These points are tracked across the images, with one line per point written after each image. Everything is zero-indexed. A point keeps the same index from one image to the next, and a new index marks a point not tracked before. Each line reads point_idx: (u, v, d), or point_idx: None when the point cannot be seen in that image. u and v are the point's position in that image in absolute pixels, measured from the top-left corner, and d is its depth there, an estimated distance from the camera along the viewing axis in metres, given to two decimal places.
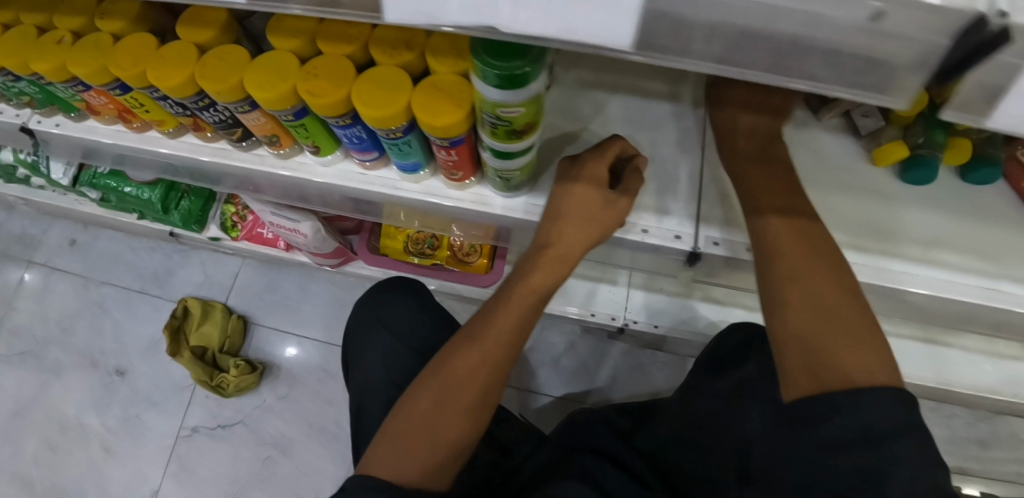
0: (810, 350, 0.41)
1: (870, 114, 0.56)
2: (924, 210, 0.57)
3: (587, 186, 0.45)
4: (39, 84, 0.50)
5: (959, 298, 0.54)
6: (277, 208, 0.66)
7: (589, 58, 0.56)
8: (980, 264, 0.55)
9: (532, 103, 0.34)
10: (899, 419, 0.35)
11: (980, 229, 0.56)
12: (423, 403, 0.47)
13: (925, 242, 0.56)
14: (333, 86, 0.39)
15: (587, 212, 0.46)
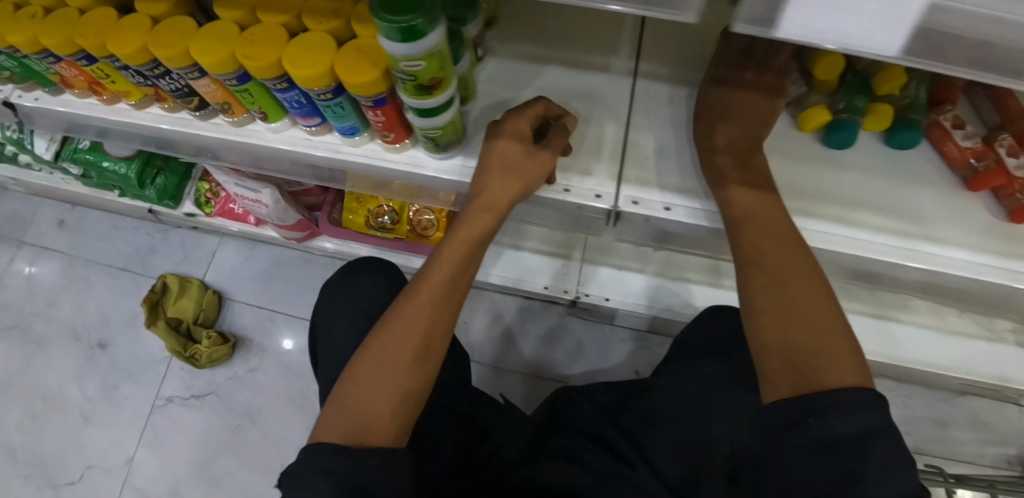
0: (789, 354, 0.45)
1: (794, 82, 0.61)
2: (845, 173, 0.61)
3: (509, 141, 0.50)
4: (16, 57, 0.54)
5: (869, 255, 0.57)
6: (241, 179, 0.71)
7: (524, 33, 0.61)
8: (900, 224, 0.59)
9: (434, 60, 0.39)
10: (867, 424, 0.39)
11: (889, 189, 0.60)
12: (377, 357, 0.50)
13: (849, 204, 0.60)
14: (267, 50, 0.43)
15: (511, 164, 0.50)
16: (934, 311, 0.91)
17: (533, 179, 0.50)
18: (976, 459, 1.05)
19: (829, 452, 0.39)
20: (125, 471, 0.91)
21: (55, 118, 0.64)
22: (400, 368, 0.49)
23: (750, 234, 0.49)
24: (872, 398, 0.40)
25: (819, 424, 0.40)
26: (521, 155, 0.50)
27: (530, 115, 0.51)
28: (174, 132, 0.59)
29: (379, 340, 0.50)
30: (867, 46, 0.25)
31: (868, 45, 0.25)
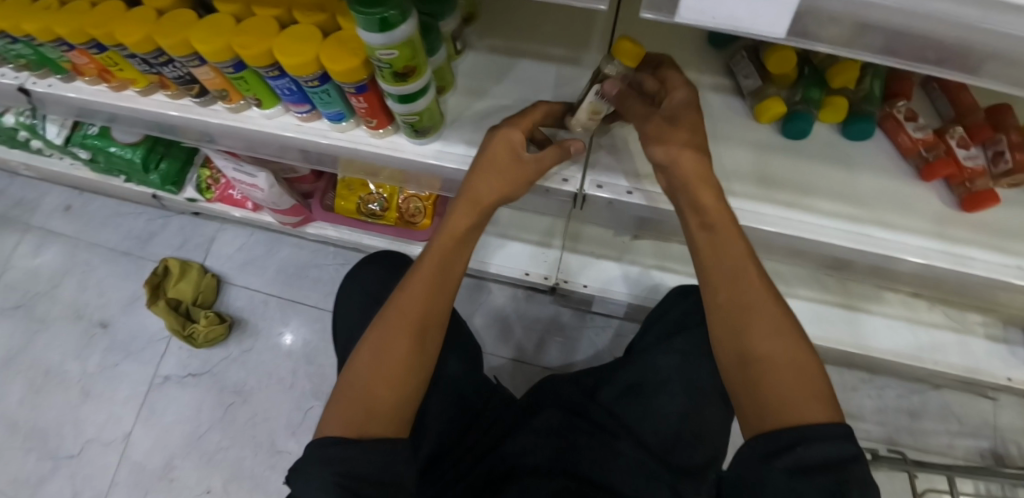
0: (762, 381, 0.47)
1: (750, 75, 0.64)
2: (797, 161, 0.65)
3: (502, 141, 0.50)
4: (32, 45, 0.59)
5: (823, 240, 0.61)
6: (240, 163, 0.76)
7: (500, 28, 0.65)
8: (848, 210, 0.62)
9: (407, 47, 0.43)
10: (844, 452, 0.42)
11: (838, 176, 0.64)
12: (375, 355, 0.51)
13: (802, 191, 0.63)
14: (259, 41, 0.48)
15: (503, 170, 0.51)
16: (904, 303, 0.94)
17: (520, 183, 0.52)
18: (947, 450, 1.08)
19: (815, 479, 0.41)
20: (122, 445, 0.95)
21: (67, 103, 0.69)
22: (398, 368, 0.51)
23: (720, 248, 0.50)
24: (844, 433, 0.43)
25: (805, 453, 0.42)
26: (513, 161, 0.51)
27: (524, 123, 0.52)
28: (177, 117, 0.64)
29: (377, 338, 0.52)
30: (757, 28, 0.30)
31: (756, 27, 0.30)
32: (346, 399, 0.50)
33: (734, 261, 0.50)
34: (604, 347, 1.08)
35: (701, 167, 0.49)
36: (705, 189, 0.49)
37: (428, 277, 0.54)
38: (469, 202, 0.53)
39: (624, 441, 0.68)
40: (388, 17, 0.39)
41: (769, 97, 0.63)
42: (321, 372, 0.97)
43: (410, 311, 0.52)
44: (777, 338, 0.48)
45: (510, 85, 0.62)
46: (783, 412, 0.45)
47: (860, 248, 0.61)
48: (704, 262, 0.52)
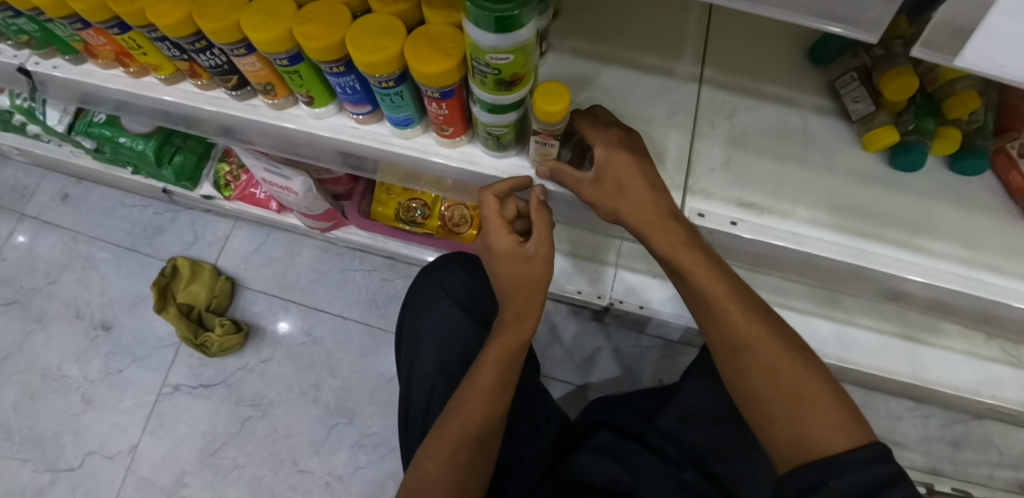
0: (780, 416, 0.43)
1: (861, 100, 0.56)
2: (906, 195, 0.58)
3: (499, 242, 0.50)
4: (38, 21, 0.50)
5: (927, 280, 0.53)
6: (271, 163, 0.67)
7: (583, 29, 0.58)
8: (954, 249, 0.56)
9: (521, 53, 0.35)
10: (881, 475, 0.38)
11: (936, 209, 0.58)
12: (429, 448, 0.50)
13: (909, 226, 0.56)
14: (327, 31, 0.39)
15: (518, 270, 0.50)
16: (962, 335, 0.88)
17: (539, 277, 0.51)
18: (988, 481, 1.03)
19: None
20: (128, 459, 0.87)
21: (76, 89, 0.60)
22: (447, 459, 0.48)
23: (697, 285, 0.47)
24: (878, 453, 0.39)
25: (836, 487, 0.38)
26: (521, 258, 0.50)
27: (498, 223, 0.49)
28: (207, 113, 0.56)
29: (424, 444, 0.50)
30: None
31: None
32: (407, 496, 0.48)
33: (715, 296, 0.46)
34: (641, 366, 1.02)
35: (655, 214, 0.47)
36: (658, 228, 0.47)
37: (486, 378, 0.52)
38: (508, 310, 0.52)
39: (688, 474, 0.65)
40: (515, 13, 0.31)
41: (880, 126, 0.56)
42: (346, 387, 0.89)
43: (464, 410, 0.50)
44: (776, 371, 0.44)
45: (595, 96, 0.55)
46: (805, 445, 0.41)
47: (967, 290, 0.54)
48: (692, 300, 0.49)
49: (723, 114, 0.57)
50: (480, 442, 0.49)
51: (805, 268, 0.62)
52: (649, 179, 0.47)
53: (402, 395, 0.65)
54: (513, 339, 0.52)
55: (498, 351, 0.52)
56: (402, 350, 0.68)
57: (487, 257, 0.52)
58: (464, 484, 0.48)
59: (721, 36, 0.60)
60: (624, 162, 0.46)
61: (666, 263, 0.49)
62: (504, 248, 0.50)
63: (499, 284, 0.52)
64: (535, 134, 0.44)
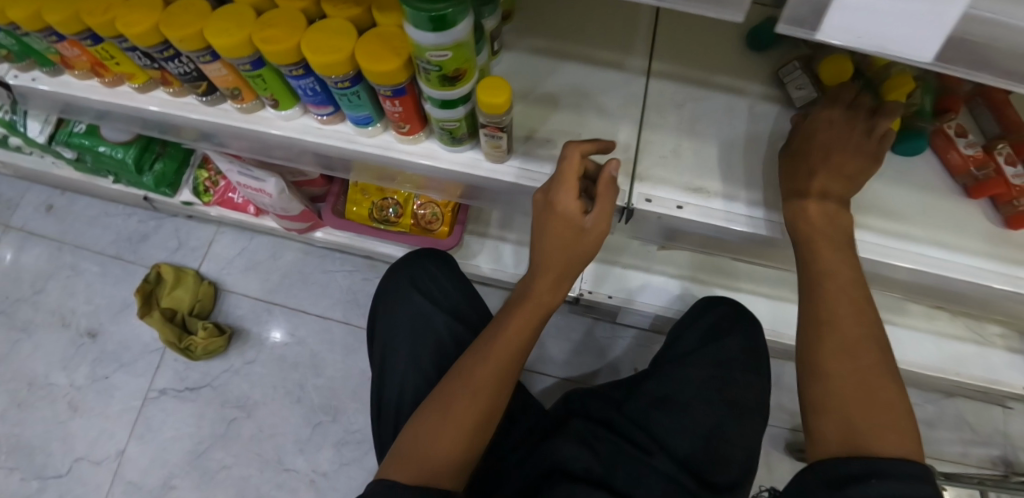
0: (846, 409, 0.44)
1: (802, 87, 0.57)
2: (870, 181, 0.61)
3: (567, 202, 0.48)
4: (16, 35, 0.52)
5: (908, 263, 0.58)
6: (245, 167, 0.71)
7: (539, 28, 0.61)
8: (937, 235, 0.59)
9: (460, 50, 0.38)
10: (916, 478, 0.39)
11: (907, 196, 0.61)
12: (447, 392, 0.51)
13: (888, 215, 0.60)
14: (285, 35, 0.42)
15: (566, 235, 0.49)
16: (926, 314, 0.92)
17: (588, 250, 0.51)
18: (961, 458, 1.05)
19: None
20: (115, 464, 0.89)
21: (55, 99, 0.63)
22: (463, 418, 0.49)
23: (822, 267, 0.49)
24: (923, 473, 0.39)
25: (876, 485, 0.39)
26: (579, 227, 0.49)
27: (574, 180, 0.48)
28: (179, 119, 0.58)
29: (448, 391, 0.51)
30: (904, 51, 0.28)
31: (904, 48, 0.28)
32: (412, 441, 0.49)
33: (828, 284, 0.48)
34: (620, 357, 1.05)
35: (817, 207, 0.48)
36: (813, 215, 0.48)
37: (507, 340, 0.52)
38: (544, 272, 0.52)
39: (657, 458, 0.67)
40: (446, 13, 0.34)
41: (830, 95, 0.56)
42: (330, 385, 0.92)
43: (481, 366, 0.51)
44: (855, 356, 0.46)
45: (550, 91, 0.58)
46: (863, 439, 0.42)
47: (943, 274, 0.58)
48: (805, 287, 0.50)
49: (673, 104, 0.60)
50: (494, 409, 0.51)
51: (757, 249, 0.65)
52: (864, 167, 0.48)
53: (375, 389, 0.67)
54: (540, 302, 0.53)
55: (528, 312, 0.53)
56: (376, 344, 0.70)
57: (540, 209, 0.50)
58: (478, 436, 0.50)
59: (670, 28, 0.63)
60: (842, 143, 0.48)
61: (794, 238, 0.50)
62: (569, 207, 0.48)
63: (542, 245, 0.51)
64: (483, 128, 0.47)
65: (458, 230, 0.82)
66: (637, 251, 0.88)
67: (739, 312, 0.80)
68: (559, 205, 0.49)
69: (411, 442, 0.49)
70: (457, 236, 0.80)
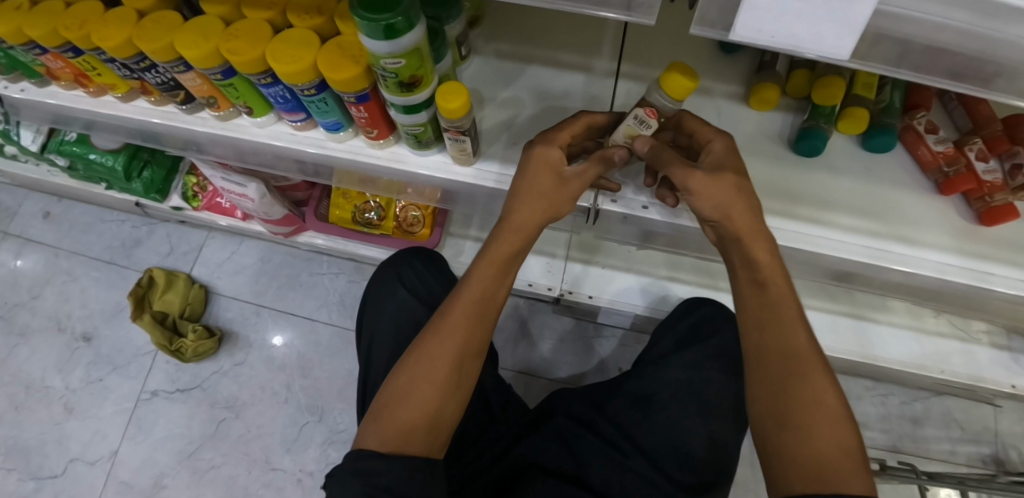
0: (801, 438, 0.43)
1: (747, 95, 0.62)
2: (838, 179, 0.62)
3: (543, 152, 0.49)
4: (2, 48, 0.55)
5: (875, 260, 0.58)
6: (229, 174, 0.73)
7: (507, 32, 0.63)
8: (896, 230, 0.60)
9: (414, 57, 0.40)
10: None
11: (877, 193, 0.62)
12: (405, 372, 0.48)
13: (860, 213, 0.60)
14: (250, 46, 0.44)
15: (544, 186, 0.49)
16: (911, 311, 0.92)
17: (563, 200, 0.50)
18: (950, 457, 1.05)
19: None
20: (109, 464, 0.91)
21: (43, 109, 0.65)
22: (433, 395, 0.47)
23: (775, 297, 0.47)
24: None
25: None
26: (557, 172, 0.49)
27: (564, 135, 0.50)
28: (160, 126, 0.60)
29: (417, 350, 0.48)
30: (821, 50, 0.29)
31: (817, 48, 0.29)
32: (380, 416, 0.47)
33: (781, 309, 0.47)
34: (604, 357, 1.06)
35: (757, 222, 0.46)
36: (760, 241, 0.47)
37: (474, 286, 0.50)
38: (513, 215, 0.50)
39: (633, 460, 0.67)
40: (394, 21, 0.36)
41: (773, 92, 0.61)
42: (316, 386, 0.93)
43: (443, 335, 0.48)
44: (817, 386, 0.44)
45: (518, 94, 0.60)
46: (826, 476, 0.41)
47: (914, 271, 0.58)
48: (749, 316, 0.48)
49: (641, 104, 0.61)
50: (464, 359, 0.48)
51: None
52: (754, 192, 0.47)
53: (359, 387, 0.68)
54: (508, 248, 0.51)
55: (494, 260, 0.50)
56: (360, 341, 0.72)
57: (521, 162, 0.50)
58: (449, 393, 0.47)
59: (637, 32, 0.64)
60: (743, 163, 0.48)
61: (747, 267, 0.48)
62: (552, 158, 0.48)
63: (516, 199, 0.50)
64: (446, 132, 0.48)
65: (440, 232, 0.84)
66: (618, 252, 0.88)
67: (722, 310, 0.79)
68: (533, 159, 0.49)
69: (383, 404, 0.47)
70: (439, 236, 0.83)
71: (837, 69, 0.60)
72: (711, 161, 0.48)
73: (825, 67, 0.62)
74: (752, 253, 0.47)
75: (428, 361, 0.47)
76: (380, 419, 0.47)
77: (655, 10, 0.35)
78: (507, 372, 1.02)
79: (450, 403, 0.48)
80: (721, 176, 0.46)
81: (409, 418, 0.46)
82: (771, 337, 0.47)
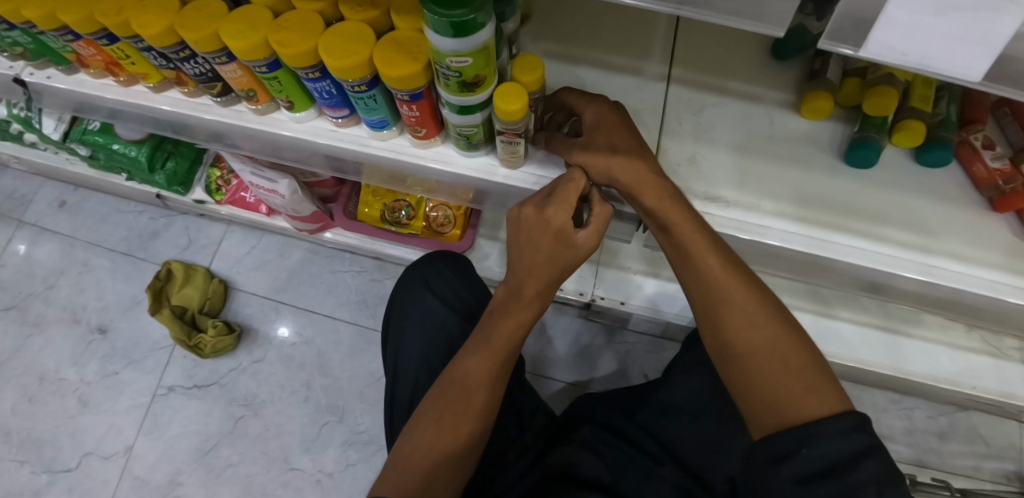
0: (754, 377, 0.45)
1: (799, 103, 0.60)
2: (882, 190, 0.59)
3: (554, 209, 0.46)
4: (32, 33, 0.52)
5: (896, 270, 0.55)
6: (258, 168, 0.71)
7: (556, 31, 0.62)
8: (918, 240, 0.56)
9: (478, 56, 0.37)
10: (857, 447, 0.39)
11: (921, 206, 0.59)
12: (426, 430, 0.49)
13: (914, 230, 0.57)
14: (301, 38, 0.42)
15: (558, 253, 0.48)
16: (940, 325, 0.86)
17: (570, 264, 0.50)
18: (975, 473, 1.00)
19: (824, 484, 0.38)
20: (124, 459, 0.89)
21: (68, 97, 0.63)
22: (450, 440, 0.48)
23: (682, 239, 0.48)
24: (857, 423, 0.40)
25: (809, 454, 0.39)
26: (570, 241, 0.48)
27: (574, 200, 0.46)
28: (193, 119, 0.58)
29: (434, 406, 0.50)
30: (952, 72, 0.27)
31: (951, 69, 0.27)
32: (402, 464, 0.48)
33: (696, 249, 0.47)
34: (627, 363, 1.03)
35: (643, 171, 0.47)
36: (650, 190, 0.47)
37: (491, 350, 0.51)
38: (529, 288, 0.51)
39: (667, 468, 0.65)
40: (467, 19, 0.33)
41: (823, 96, 0.58)
42: (336, 385, 0.91)
43: (461, 394, 0.50)
44: (753, 325, 0.46)
45: None
46: (780, 409, 0.43)
47: (961, 288, 0.54)
48: (676, 263, 0.50)
49: (690, 111, 0.60)
50: (481, 416, 0.50)
51: (771, 261, 0.64)
52: (636, 139, 0.49)
53: (388, 388, 0.67)
54: (525, 315, 0.52)
55: (513, 326, 0.52)
56: (388, 344, 0.70)
57: (531, 225, 0.47)
58: (467, 445, 0.48)
59: (689, 34, 0.63)
60: (617, 130, 0.49)
61: (652, 218, 0.49)
62: (565, 227, 0.46)
63: (533, 260, 0.49)
64: (500, 134, 0.46)
65: (471, 234, 0.81)
66: (650, 257, 0.85)
67: None
68: (546, 216, 0.46)
69: (405, 452, 0.48)
70: (472, 237, 0.81)
71: (891, 79, 0.56)
72: (589, 137, 0.49)
73: (879, 75, 0.57)
74: (645, 205, 0.48)
75: (452, 414, 0.49)
76: (405, 461, 0.48)
77: (786, 21, 0.31)
78: (530, 375, 1.01)
79: (466, 455, 0.49)
80: (594, 150, 0.47)
81: (430, 453, 0.47)
82: (693, 278, 0.48)
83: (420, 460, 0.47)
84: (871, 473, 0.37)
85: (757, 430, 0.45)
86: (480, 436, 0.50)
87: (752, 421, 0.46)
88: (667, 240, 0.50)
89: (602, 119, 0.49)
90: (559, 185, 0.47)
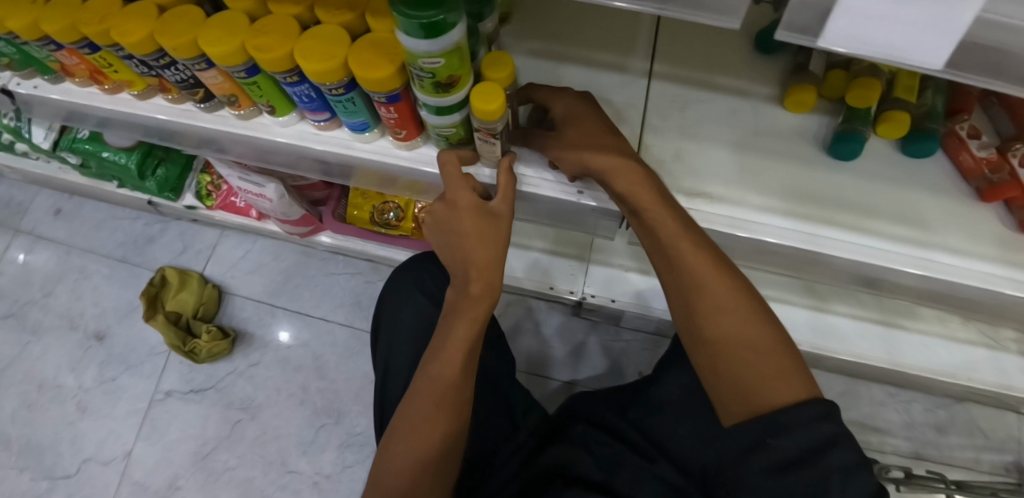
0: (727, 365, 0.45)
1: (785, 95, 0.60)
2: (864, 182, 0.59)
3: (456, 186, 0.48)
4: (15, 43, 0.53)
5: (886, 263, 0.54)
6: (246, 173, 0.72)
7: (540, 30, 0.62)
8: (905, 232, 0.56)
9: (450, 57, 0.38)
10: (825, 433, 0.39)
11: (907, 198, 0.58)
12: (404, 437, 0.49)
13: (901, 222, 0.57)
14: (278, 43, 0.42)
15: (482, 227, 0.48)
16: (938, 318, 0.86)
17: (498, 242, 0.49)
18: (974, 465, 1.00)
19: (795, 473, 0.39)
20: (123, 464, 0.90)
21: (54, 105, 0.63)
22: (428, 435, 0.48)
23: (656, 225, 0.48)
24: (825, 412, 0.40)
25: (777, 444, 0.40)
26: (484, 217, 0.48)
27: (461, 175, 0.48)
28: (177, 126, 0.59)
29: (415, 404, 0.50)
30: (911, 58, 0.27)
31: (911, 57, 0.27)
32: (389, 462, 0.49)
33: (670, 234, 0.47)
34: (622, 360, 1.03)
35: (615, 158, 0.47)
36: (623, 176, 0.47)
37: (452, 345, 0.50)
38: (475, 283, 0.49)
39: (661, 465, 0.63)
40: (436, 20, 0.34)
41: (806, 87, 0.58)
42: (332, 387, 0.92)
43: (436, 390, 0.50)
44: (725, 311, 0.46)
45: None
46: (753, 398, 0.43)
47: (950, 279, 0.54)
48: (652, 248, 0.50)
49: (675, 107, 0.60)
50: (454, 411, 0.49)
51: (762, 256, 0.63)
52: (608, 127, 0.50)
53: (378, 390, 0.67)
54: (483, 309, 0.50)
55: (468, 325, 0.50)
56: (378, 346, 0.70)
57: (445, 216, 0.50)
58: (445, 440, 0.49)
59: (673, 31, 0.63)
60: (589, 122, 0.49)
61: (626, 204, 0.49)
62: (471, 202, 0.48)
63: (462, 244, 0.48)
64: (477, 133, 0.46)
65: None
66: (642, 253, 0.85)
67: None
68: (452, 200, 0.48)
69: (392, 450, 0.49)
70: None
71: (874, 70, 0.56)
72: (562, 130, 0.50)
73: (863, 66, 0.57)
74: (618, 192, 0.48)
75: (430, 410, 0.49)
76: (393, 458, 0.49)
77: (744, 14, 0.31)
78: (524, 375, 1.01)
79: (446, 451, 0.49)
80: (567, 145, 0.49)
81: (414, 445, 0.48)
82: (667, 263, 0.48)
83: (405, 455, 0.48)
84: (837, 462, 0.38)
85: (728, 418, 0.46)
86: (460, 431, 0.50)
87: (725, 408, 0.46)
88: (642, 226, 0.50)
89: (573, 112, 0.50)
90: (442, 174, 0.50)
